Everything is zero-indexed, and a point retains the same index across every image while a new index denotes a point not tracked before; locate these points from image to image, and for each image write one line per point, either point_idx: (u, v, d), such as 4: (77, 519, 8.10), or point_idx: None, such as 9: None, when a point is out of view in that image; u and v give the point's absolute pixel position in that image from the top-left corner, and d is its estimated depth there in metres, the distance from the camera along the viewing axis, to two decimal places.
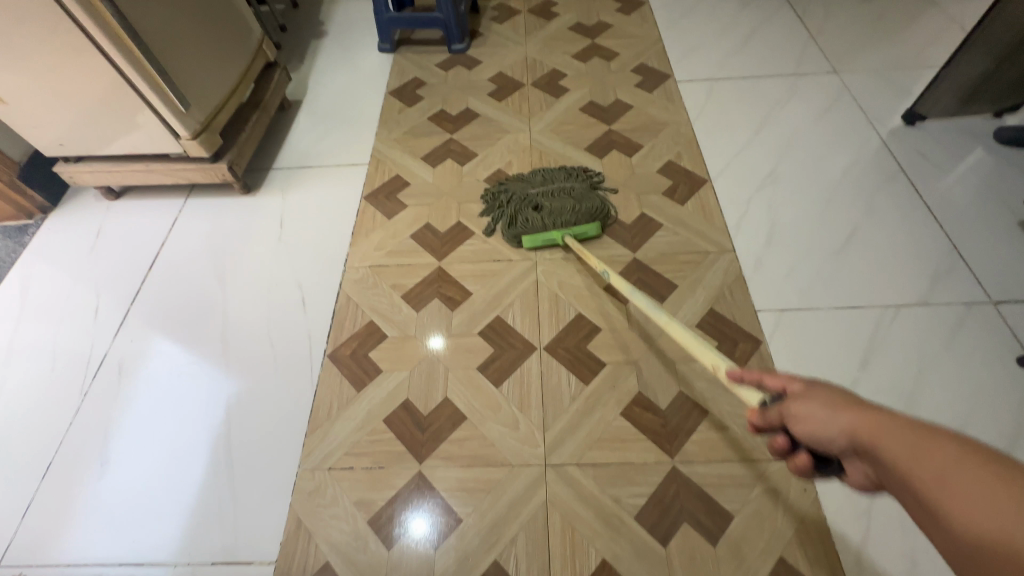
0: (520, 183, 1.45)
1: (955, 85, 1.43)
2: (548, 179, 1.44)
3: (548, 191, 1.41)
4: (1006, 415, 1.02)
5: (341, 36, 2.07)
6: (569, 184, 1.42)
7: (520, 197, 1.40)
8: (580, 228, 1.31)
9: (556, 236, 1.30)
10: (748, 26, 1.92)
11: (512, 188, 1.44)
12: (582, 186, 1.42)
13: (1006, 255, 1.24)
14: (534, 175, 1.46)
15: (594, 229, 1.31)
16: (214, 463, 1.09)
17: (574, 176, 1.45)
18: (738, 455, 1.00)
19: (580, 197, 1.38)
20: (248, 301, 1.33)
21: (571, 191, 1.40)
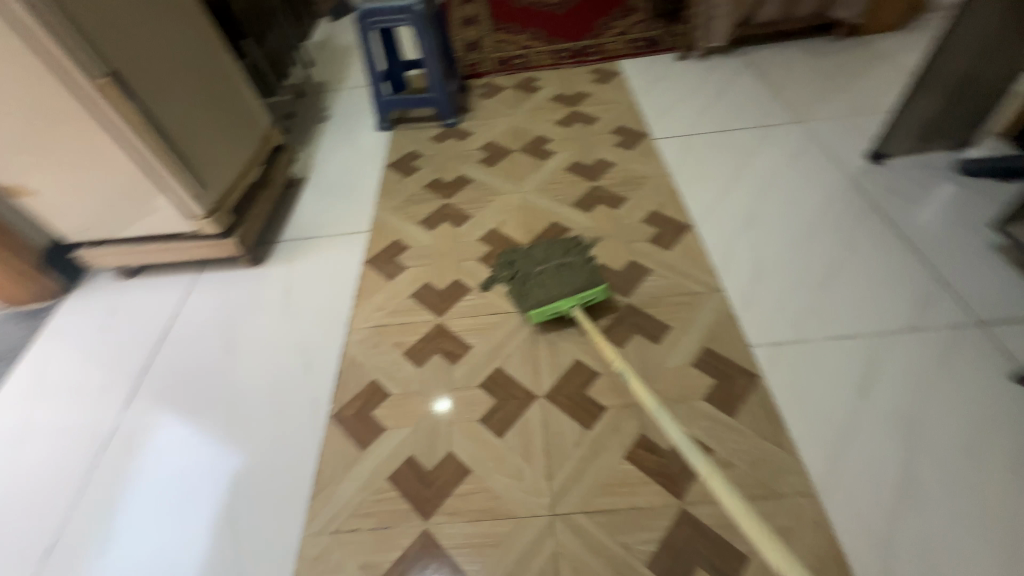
0: (522, 263, 1.40)
1: (910, 125, 1.54)
2: (548, 257, 1.38)
3: (550, 265, 1.34)
4: (1011, 434, 1.02)
5: (344, 120, 2.26)
6: (570, 259, 1.36)
7: (521, 275, 1.36)
8: (586, 292, 1.24)
9: (563, 305, 1.23)
10: (714, 87, 2.09)
11: (515, 270, 1.39)
12: (582, 258, 1.35)
13: (986, 277, 1.28)
14: (534, 254, 1.41)
15: (599, 292, 1.22)
16: (218, 533, 1.08)
17: (573, 251, 1.39)
18: (746, 492, 0.99)
19: (581, 268, 1.30)
20: (255, 367, 1.37)
21: (571, 264, 1.32)
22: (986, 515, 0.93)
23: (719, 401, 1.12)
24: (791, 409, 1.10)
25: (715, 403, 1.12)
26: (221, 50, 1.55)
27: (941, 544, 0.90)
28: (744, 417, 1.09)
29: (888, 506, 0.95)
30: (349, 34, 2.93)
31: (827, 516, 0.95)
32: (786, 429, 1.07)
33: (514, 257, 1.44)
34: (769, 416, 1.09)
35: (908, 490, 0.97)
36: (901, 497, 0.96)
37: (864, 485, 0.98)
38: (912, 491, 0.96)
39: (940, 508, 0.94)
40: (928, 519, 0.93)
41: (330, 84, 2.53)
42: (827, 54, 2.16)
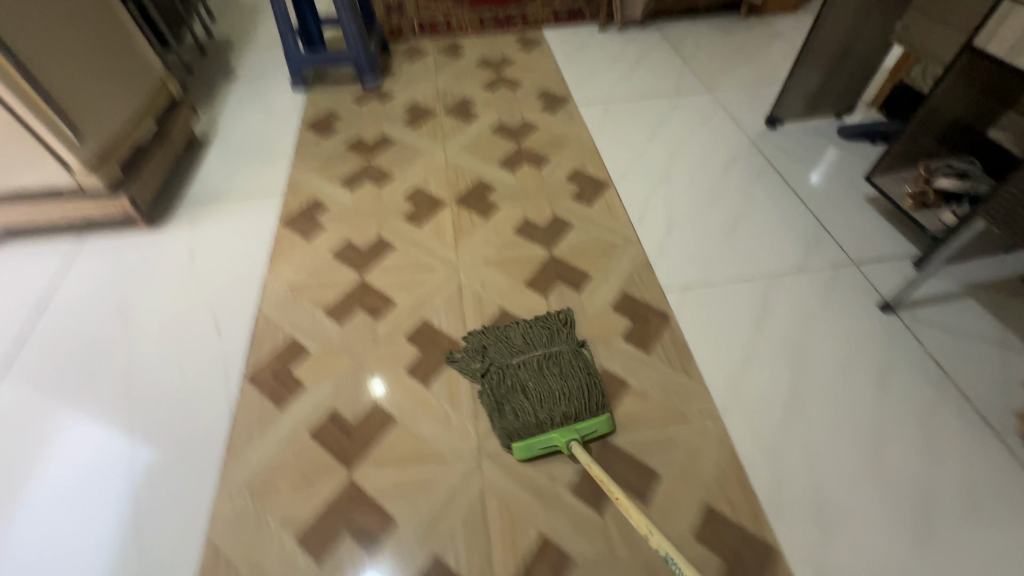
0: (494, 360, 1.11)
1: (801, 92, 1.69)
2: (529, 349, 1.12)
3: (533, 360, 1.09)
4: (877, 353, 1.16)
5: (253, 77, 2.10)
6: (558, 351, 1.11)
7: (500, 373, 1.09)
8: (587, 425, 0.99)
9: (559, 441, 0.97)
10: (633, 56, 2.17)
11: (487, 360, 1.12)
12: (572, 351, 1.11)
13: (860, 224, 1.45)
14: (510, 344, 1.14)
15: (605, 425, 0.99)
16: (118, 507, 1.00)
17: (559, 338, 1.14)
18: (659, 418, 1.06)
19: (573, 368, 1.07)
20: (156, 334, 1.26)
21: (561, 363, 1.08)
22: (856, 421, 1.06)
23: (635, 339, 1.19)
24: (698, 343, 1.19)
25: (632, 342, 1.19)
26: None
27: (820, 448, 1.03)
28: (658, 352, 1.17)
29: (777, 418, 1.07)
30: None
31: (727, 432, 1.05)
32: (694, 360, 1.16)
33: (487, 345, 1.14)
34: (679, 350, 1.17)
35: (795, 405, 1.09)
36: (788, 410, 1.08)
37: (758, 404, 1.09)
38: (797, 406, 1.08)
39: (820, 418, 1.07)
40: (810, 427, 1.05)
41: (236, 40, 2.33)
42: (733, 31, 2.31)
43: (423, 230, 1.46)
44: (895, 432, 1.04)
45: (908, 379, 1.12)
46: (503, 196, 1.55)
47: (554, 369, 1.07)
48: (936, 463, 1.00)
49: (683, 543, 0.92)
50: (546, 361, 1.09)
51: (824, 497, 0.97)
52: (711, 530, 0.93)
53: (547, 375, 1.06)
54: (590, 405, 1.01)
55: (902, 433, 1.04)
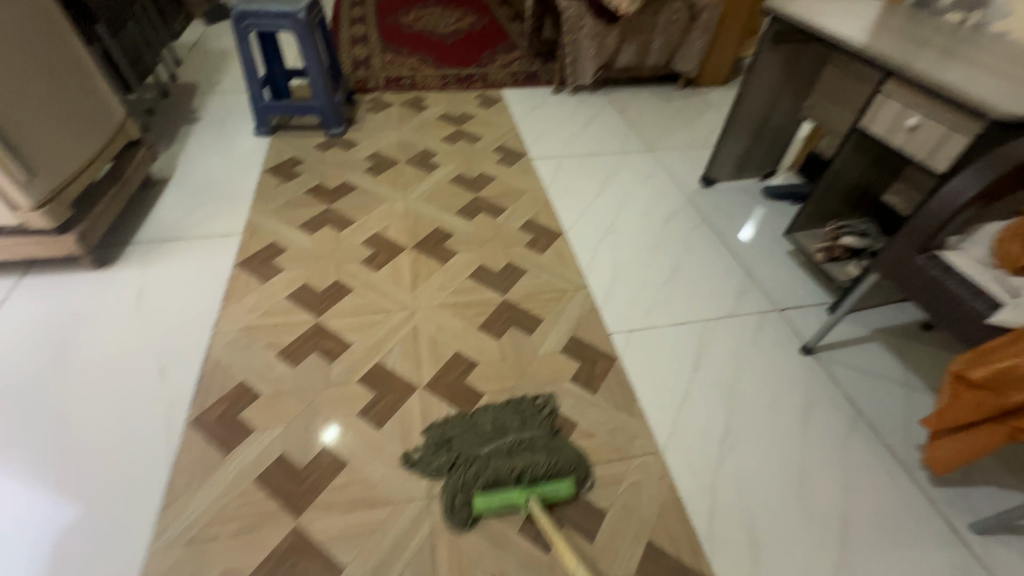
0: (462, 444, 1.10)
1: (729, 156, 1.89)
2: (499, 432, 1.13)
3: (503, 445, 1.10)
4: (799, 391, 1.28)
5: (216, 121, 2.13)
6: (529, 434, 1.13)
7: (467, 460, 1.07)
8: (549, 486, 1.01)
9: (518, 496, 0.99)
10: (584, 118, 2.36)
11: (454, 451, 1.09)
12: (543, 437, 1.12)
13: (783, 274, 1.61)
14: (480, 425, 1.14)
15: (567, 486, 1.01)
16: (39, 567, 0.93)
17: (531, 421, 1.15)
18: (604, 456, 1.12)
19: (543, 450, 1.09)
20: (95, 378, 1.22)
21: (531, 448, 1.10)
22: (783, 455, 1.15)
23: (583, 381, 1.25)
24: (641, 384, 1.26)
25: (580, 383, 1.25)
26: (65, 30, 1.41)
27: (752, 481, 1.10)
28: (604, 393, 1.23)
29: (713, 456, 1.14)
30: (225, 38, 2.79)
31: (668, 469, 1.11)
32: (637, 400, 1.23)
33: (455, 431, 1.12)
34: (623, 391, 1.24)
35: (728, 441, 1.17)
36: (723, 448, 1.15)
37: (696, 441, 1.16)
38: (731, 442, 1.17)
39: (751, 453, 1.15)
40: (742, 463, 1.13)
41: (200, 86, 2.37)
42: (672, 99, 2.57)
43: (381, 273, 1.50)
44: (817, 465, 1.14)
45: (827, 415, 1.23)
46: (460, 243, 1.62)
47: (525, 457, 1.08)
48: (853, 494, 1.09)
49: None
50: (517, 447, 1.10)
51: (756, 528, 1.03)
52: (654, 566, 0.97)
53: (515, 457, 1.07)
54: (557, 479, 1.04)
55: (824, 465, 1.14)
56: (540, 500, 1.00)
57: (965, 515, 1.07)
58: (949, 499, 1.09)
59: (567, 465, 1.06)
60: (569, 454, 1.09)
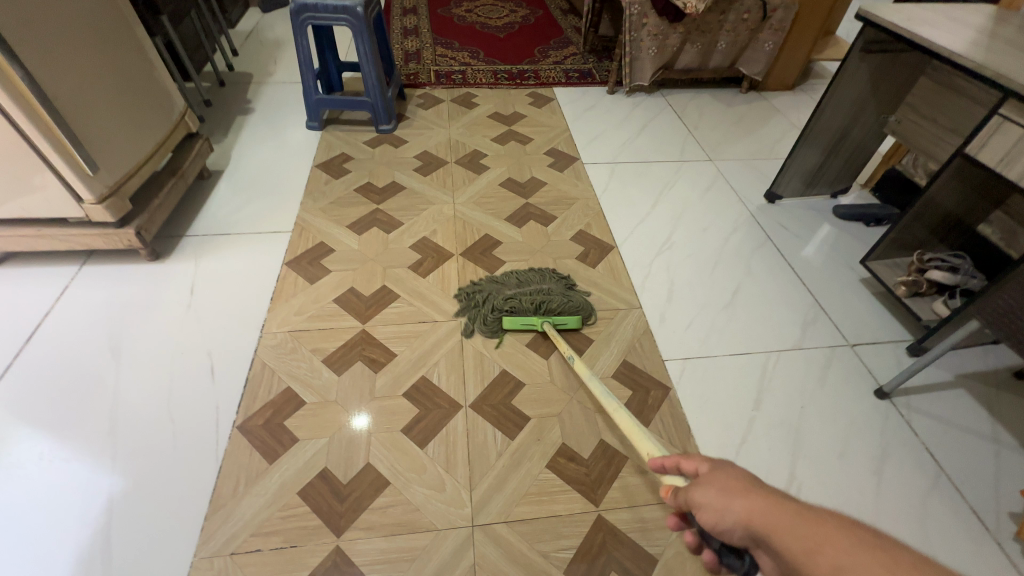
0: (494, 285, 1.42)
1: (798, 171, 1.76)
2: (523, 280, 1.42)
3: (526, 287, 1.40)
4: (873, 439, 1.17)
5: (269, 113, 2.14)
6: (547, 284, 1.41)
7: (497, 295, 1.37)
8: (560, 317, 1.32)
9: (536, 320, 1.30)
10: (640, 121, 2.26)
11: (487, 292, 1.39)
12: (559, 287, 1.42)
13: (855, 304, 1.48)
14: (509, 274, 1.45)
15: (574, 320, 1.31)
16: (86, 563, 0.93)
17: (549, 276, 1.45)
18: (657, 497, 1.05)
19: (557, 293, 1.39)
20: (147, 371, 1.23)
21: (549, 291, 1.38)
22: (854, 511, 1.05)
23: (635, 411, 1.19)
24: (697, 418, 1.19)
25: (632, 413, 1.18)
26: (130, 20, 1.41)
27: None
28: (657, 427, 1.16)
29: None
30: (280, 28, 2.80)
31: None
32: (692, 437, 1.15)
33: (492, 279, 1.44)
34: (678, 425, 1.17)
35: (793, 490, 1.08)
36: None
37: None
38: (796, 491, 1.08)
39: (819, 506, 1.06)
40: None
41: (255, 75, 2.39)
42: (735, 104, 2.43)
43: (428, 280, 1.47)
44: (894, 526, 1.04)
45: (905, 469, 1.12)
46: (508, 252, 1.57)
47: (544, 299, 1.36)
48: None
49: None
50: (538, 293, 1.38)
51: None
52: None
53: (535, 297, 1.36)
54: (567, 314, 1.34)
55: (901, 526, 1.04)
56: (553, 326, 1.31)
57: None
58: None
59: (574, 306, 1.36)
60: (579, 298, 1.38)
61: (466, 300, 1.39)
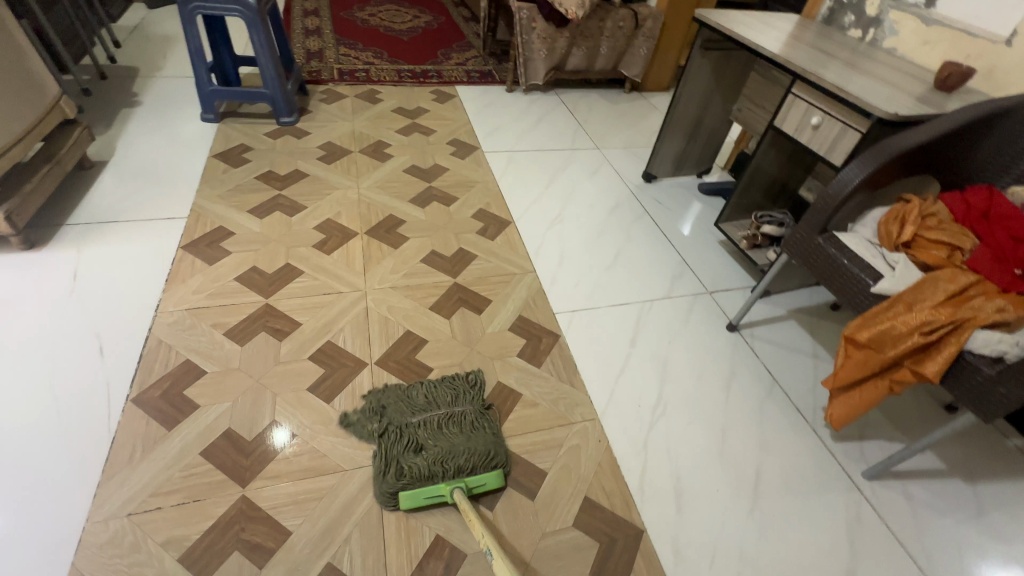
0: (394, 408, 1.14)
1: (667, 154, 2.04)
2: (430, 400, 1.16)
3: (434, 420, 1.11)
4: (724, 362, 1.40)
5: (160, 105, 2.07)
6: (458, 405, 1.16)
7: (392, 421, 1.11)
8: (475, 478, 1.02)
9: (444, 490, 0.98)
10: (536, 115, 2.46)
11: (386, 420, 1.11)
12: (475, 424, 1.12)
13: (713, 260, 1.75)
14: (412, 409, 1.14)
15: (494, 479, 1.03)
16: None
17: (463, 392, 1.19)
18: (547, 423, 1.19)
19: (470, 432, 1.10)
20: (22, 356, 1.16)
21: (459, 414, 1.13)
22: (707, 418, 1.26)
23: (528, 355, 1.33)
24: (582, 357, 1.35)
25: (526, 357, 1.32)
26: None
27: (680, 441, 1.20)
28: (548, 367, 1.31)
29: (645, 421, 1.23)
30: (169, 23, 2.70)
31: (605, 433, 1.19)
32: (579, 373, 1.31)
33: (396, 406, 1.14)
34: (566, 364, 1.32)
35: (660, 406, 1.27)
36: (655, 413, 1.25)
37: (632, 407, 1.26)
38: (663, 407, 1.27)
39: (680, 416, 1.26)
40: (670, 425, 1.23)
41: (140, 69, 2.29)
42: (619, 102, 2.72)
43: (333, 257, 1.52)
44: (738, 425, 1.26)
45: (747, 383, 1.36)
46: (412, 229, 1.66)
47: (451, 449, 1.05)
48: (767, 450, 1.21)
49: (564, 531, 1.01)
50: (446, 421, 1.12)
51: (681, 480, 1.13)
52: (588, 517, 1.04)
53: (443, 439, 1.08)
54: (482, 466, 1.05)
55: (743, 425, 1.26)
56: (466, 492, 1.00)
57: (860, 465, 1.21)
58: (847, 451, 1.23)
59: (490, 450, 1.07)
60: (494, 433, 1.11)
61: (355, 412, 1.14)
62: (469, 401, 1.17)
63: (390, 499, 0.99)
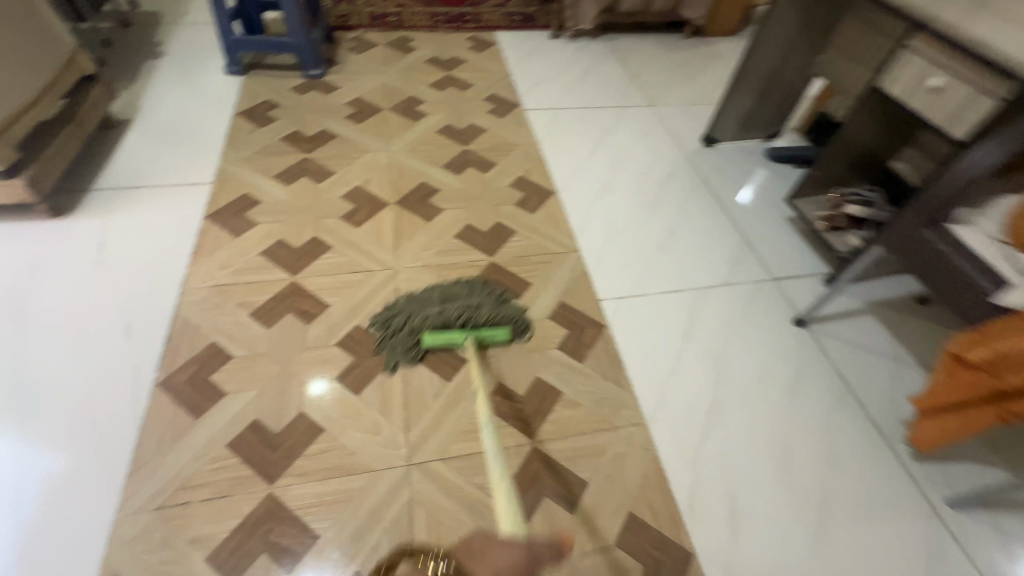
0: (415, 301, 1.24)
1: (733, 114, 1.78)
2: (449, 294, 1.25)
3: (454, 307, 1.22)
4: (789, 364, 1.25)
5: (183, 56, 1.95)
6: (475, 297, 1.26)
7: (411, 310, 1.22)
8: (487, 331, 1.18)
9: (459, 336, 1.16)
10: (583, 66, 2.21)
11: (407, 310, 1.21)
12: (490, 300, 1.26)
13: (781, 241, 1.55)
14: (432, 288, 1.27)
15: (502, 333, 1.18)
16: (20, 500, 0.93)
17: (480, 289, 1.29)
18: (589, 427, 1.09)
19: (488, 318, 1.21)
20: (53, 333, 1.14)
21: (476, 304, 1.23)
22: (768, 428, 1.14)
23: (570, 349, 1.21)
24: (629, 353, 1.23)
25: (567, 351, 1.21)
26: None
27: (736, 454, 1.09)
28: (592, 362, 1.20)
29: (698, 428, 1.12)
30: None
31: (653, 440, 1.09)
32: (625, 371, 1.20)
33: (416, 298, 1.25)
34: (611, 360, 1.21)
35: (714, 412, 1.15)
36: (708, 419, 1.14)
37: (683, 412, 1.14)
38: (717, 413, 1.15)
39: (736, 424, 1.13)
40: (726, 435, 1.12)
41: (163, 15, 2.15)
42: (678, 49, 2.41)
43: (362, 230, 1.42)
44: (802, 438, 1.13)
45: (815, 388, 1.21)
46: (446, 199, 1.53)
47: (468, 315, 1.20)
48: (835, 468, 1.09)
49: (606, 551, 0.94)
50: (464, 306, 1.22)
51: (736, 499, 1.03)
52: (632, 537, 0.96)
53: (458, 316, 1.20)
54: (494, 323, 1.21)
55: (808, 438, 1.13)
56: (478, 341, 1.18)
57: (943, 491, 1.07)
58: (929, 474, 1.09)
59: (504, 317, 1.22)
60: (508, 312, 1.24)
61: (380, 309, 1.24)
62: (485, 291, 1.28)
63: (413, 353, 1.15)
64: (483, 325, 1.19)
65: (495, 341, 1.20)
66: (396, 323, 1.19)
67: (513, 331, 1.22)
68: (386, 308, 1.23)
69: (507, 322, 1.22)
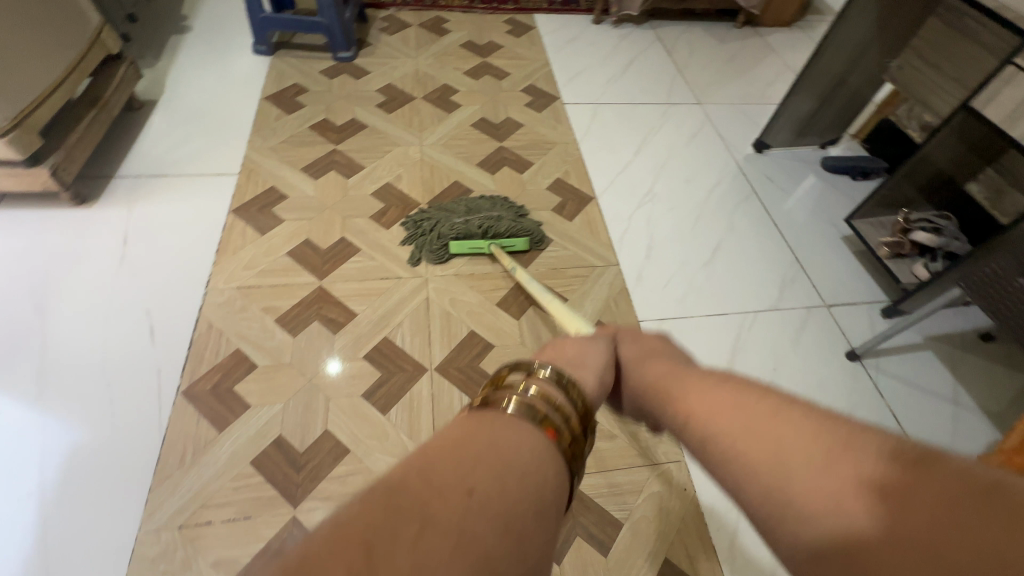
0: (443, 211, 1.36)
1: (790, 119, 1.65)
2: (472, 208, 1.36)
3: (476, 218, 1.32)
4: (841, 402, 1.17)
5: (210, 32, 1.87)
6: (496, 211, 1.36)
7: (438, 217, 1.34)
8: (506, 241, 1.31)
9: (482, 244, 1.28)
10: (627, 56, 2.08)
11: (435, 219, 1.33)
12: (510, 214, 1.37)
13: (835, 263, 1.45)
14: (457, 201, 1.38)
15: (521, 244, 1.31)
16: (41, 506, 0.91)
17: (500, 205, 1.39)
18: (625, 462, 1.03)
19: (507, 229, 1.32)
20: (76, 329, 1.11)
21: (497, 217, 1.33)
22: None
23: None
24: None
25: None
26: None
27: None
28: None
29: None
30: None
31: (692, 481, 1.03)
32: None
33: (442, 208, 1.37)
34: None
35: None
36: None
37: None
38: None
39: None
40: None
41: None
42: (728, 40, 2.25)
43: (391, 232, 1.35)
44: None
45: None
46: None
47: (490, 225, 1.30)
48: None
49: None
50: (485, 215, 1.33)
51: None
52: None
53: (480, 222, 1.31)
54: (513, 234, 1.32)
55: None
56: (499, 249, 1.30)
57: None
58: None
59: (522, 229, 1.33)
60: (527, 225, 1.34)
61: (412, 213, 1.39)
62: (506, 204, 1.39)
63: (440, 254, 1.29)
64: (503, 235, 1.31)
65: (514, 251, 1.33)
66: (424, 227, 1.32)
67: (531, 242, 1.34)
68: (414, 217, 1.35)
69: (525, 234, 1.34)
